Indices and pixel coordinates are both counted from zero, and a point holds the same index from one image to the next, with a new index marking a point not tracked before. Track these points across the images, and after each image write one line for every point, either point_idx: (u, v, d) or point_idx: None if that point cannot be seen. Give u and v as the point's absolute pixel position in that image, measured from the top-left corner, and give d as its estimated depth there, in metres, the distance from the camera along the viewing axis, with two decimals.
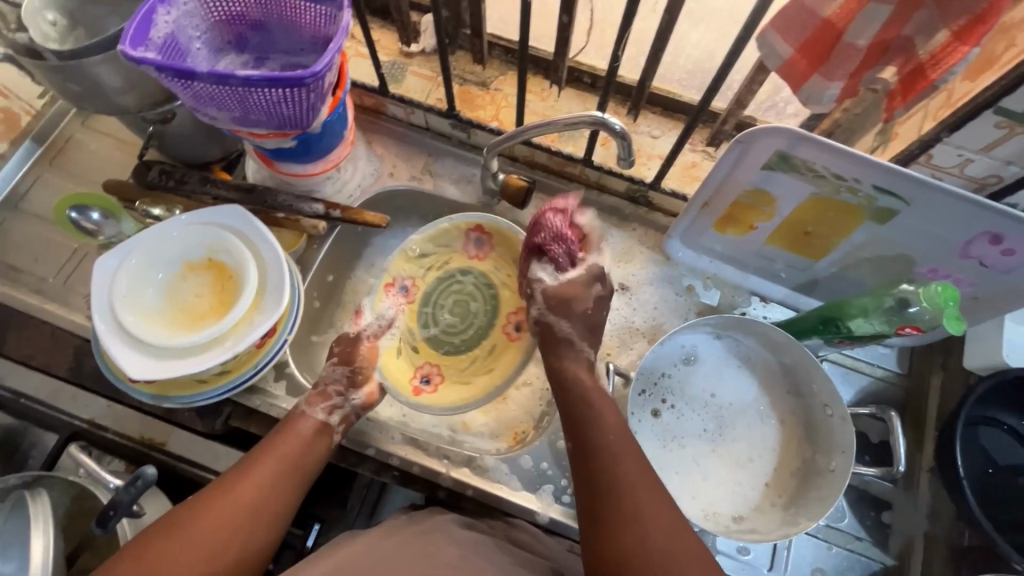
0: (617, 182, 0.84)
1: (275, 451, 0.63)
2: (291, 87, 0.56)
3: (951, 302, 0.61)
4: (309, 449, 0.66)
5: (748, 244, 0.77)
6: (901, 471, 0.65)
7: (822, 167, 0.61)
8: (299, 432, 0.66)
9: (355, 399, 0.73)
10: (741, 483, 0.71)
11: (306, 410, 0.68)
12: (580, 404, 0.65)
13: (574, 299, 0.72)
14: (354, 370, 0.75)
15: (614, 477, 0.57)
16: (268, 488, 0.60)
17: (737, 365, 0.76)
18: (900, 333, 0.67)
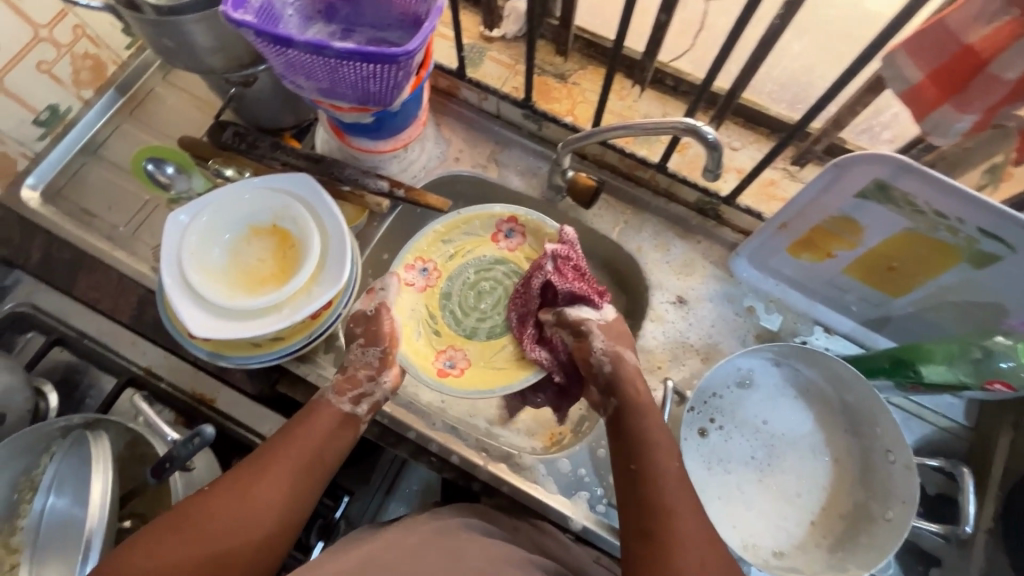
0: (688, 192, 0.81)
1: (295, 441, 0.62)
2: (382, 64, 0.55)
3: None
4: (335, 438, 0.64)
5: (822, 272, 0.74)
6: (967, 532, 0.63)
7: (923, 202, 0.58)
8: (323, 419, 0.64)
9: (385, 382, 0.70)
10: (785, 518, 0.68)
11: (331, 396, 0.67)
12: (640, 417, 0.64)
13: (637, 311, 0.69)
14: (384, 350, 0.72)
15: (644, 433, 0.62)
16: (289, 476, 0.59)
17: (795, 397, 0.73)
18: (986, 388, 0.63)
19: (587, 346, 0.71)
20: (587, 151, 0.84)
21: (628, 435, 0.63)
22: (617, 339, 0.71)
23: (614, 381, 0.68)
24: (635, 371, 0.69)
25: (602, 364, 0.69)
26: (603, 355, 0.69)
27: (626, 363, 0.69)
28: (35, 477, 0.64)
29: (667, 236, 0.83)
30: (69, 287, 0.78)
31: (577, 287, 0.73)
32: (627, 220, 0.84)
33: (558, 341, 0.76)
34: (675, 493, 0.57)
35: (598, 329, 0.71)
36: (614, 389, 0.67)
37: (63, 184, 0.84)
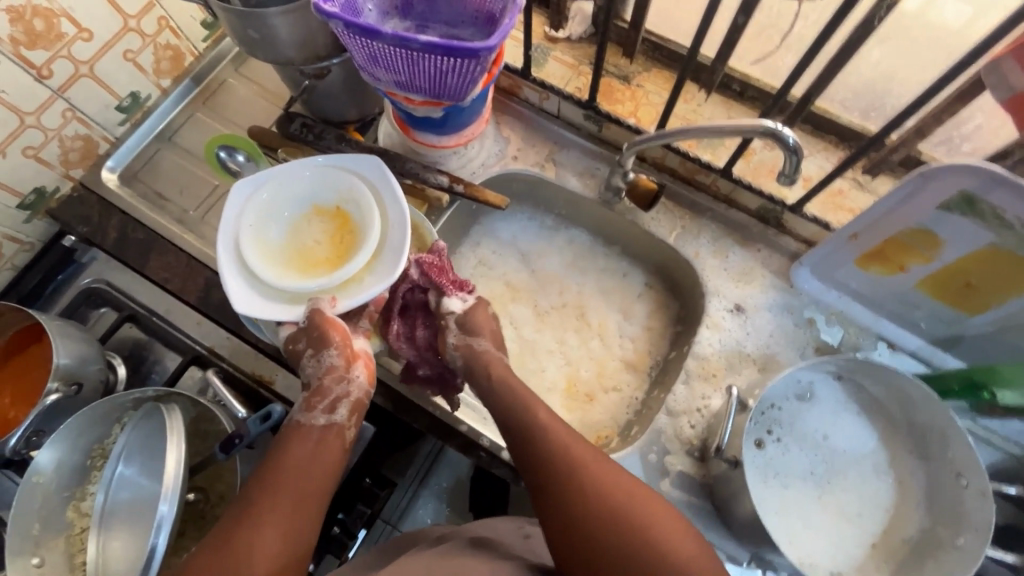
0: (750, 198, 0.80)
1: (282, 466, 0.58)
2: (463, 58, 0.56)
3: None
4: (321, 454, 0.60)
5: (890, 286, 0.71)
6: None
7: (1012, 216, 0.55)
8: (300, 439, 0.61)
9: (357, 378, 0.67)
10: (846, 539, 0.66)
11: (302, 416, 0.63)
12: (494, 382, 0.66)
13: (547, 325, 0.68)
14: (338, 350, 0.66)
15: (515, 393, 0.64)
16: (277, 508, 0.55)
17: (857, 414, 0.71)
18: None
19: (444, 339, 0.71)
20: (647, 154, 0.84)
21: (522, 425, 0.62)
22: (473, 330, 0.70)
23: (473, 369, 0.69)
24: (491, 353, 0.69)
25: (456, 359, 0.70)
26: (459, 350, 0.70)
27: (477, 351, 0.69)
28: (107, 445, 0.67)
29: (726, 242, 0.82)
30: (143, 266, 0.81)
31: (439, 282, 0.72)
32: (683, 224, 0.83)
33: (424, 331, 0.74)
34: (562, 434, 0.60)
35: (456, 323, 0.70)
36: (473, 378, 0.68)
37: (139, 168, 0.88)
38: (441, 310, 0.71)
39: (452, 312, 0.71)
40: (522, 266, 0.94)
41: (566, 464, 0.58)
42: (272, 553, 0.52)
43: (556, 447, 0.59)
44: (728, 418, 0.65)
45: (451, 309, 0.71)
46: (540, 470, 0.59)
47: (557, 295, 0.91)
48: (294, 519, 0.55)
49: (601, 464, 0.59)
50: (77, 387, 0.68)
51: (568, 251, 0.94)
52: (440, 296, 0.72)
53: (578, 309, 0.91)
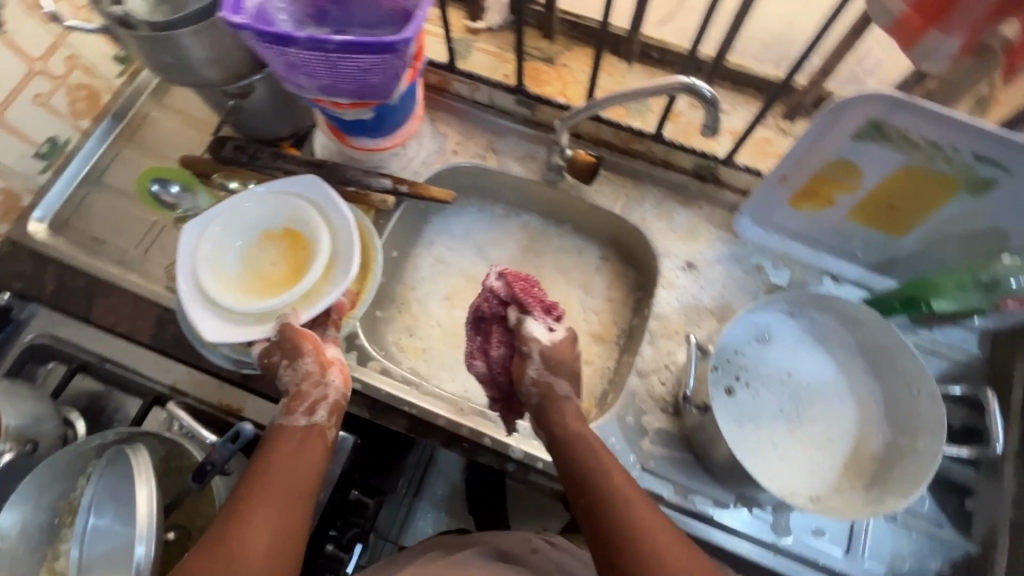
0: (685, 158, 0.83)
1: (266, 468, 0.57)
2: (382, 54, 0.57)
3: None
4: (304, 456, 0.59)
5: (823, 221, 0.75)
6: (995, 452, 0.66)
7: (917, 135, 0.59)
8: (283, 441, 0.60)
9: (334, 382, 0.65)
10: (820, 465, 0.69)
11: (284, 420, 0.62)
12: (551, 409, 0.67)
13: (565, 361, 0.68)
14: (314, 356, 0.66)
15: (552, 412, 0.67)
16: (267, 509, 0.54)
17: (813, 346, 0.74)
18: (1002, 309, 0.67)
19: (521, 368, 0.69)
20: (580, 129, 0.86)
21: (590, 474, 0.61)
22: (553, 367, 0.68)
23: (544, 411, 0.67)
24: (566, 401, 0.67)
25: (531, 396, 0.68)
26: (537, 385, 0.68)
27: (556, 396, 0.67)
28: (73, 499, 0.64)
29: (670, 204, 0.85)
30: (87, 312, 0.78)
31: (524, 301, 0.69)
32: (627, 194, 0.86)
33: (500, 349, 0.72)
34: (586, 455, 0.62)
35: (538, 356, 0.67)
36: (544, 422, 0.67)
37: (69, 215, 0.84)
38: (521, 331, 0.69)
39: (534, 337, 0.68)
40: (479, 257, 0.95)
41: (593, 486, 0.60)
42: (262, 556, 0.51)
43: (583, 468, 0.62)
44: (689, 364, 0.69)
45: (532, 332, 0.68)
46: (570, 482, 0.62)
47: None
48: (280, 521, 0.54)
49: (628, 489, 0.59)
50: (32, 446, 0.65)
51: (521, 236, 0.96)
52: (526, 315, 0.69)
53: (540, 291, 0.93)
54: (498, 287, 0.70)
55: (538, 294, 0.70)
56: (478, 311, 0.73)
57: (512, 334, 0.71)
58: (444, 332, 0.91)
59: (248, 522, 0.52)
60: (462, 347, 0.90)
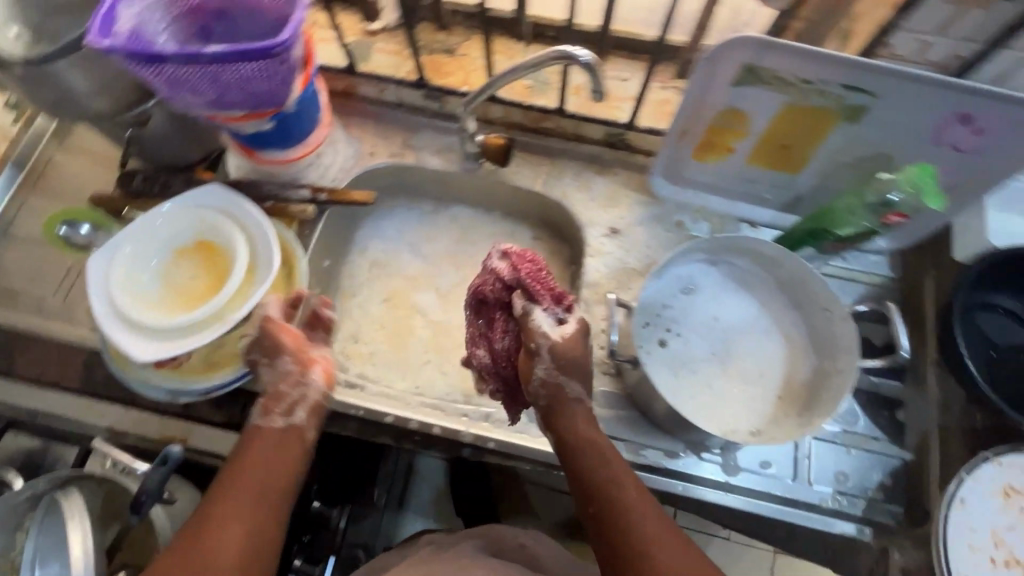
0: (594, 129, 0.86)
1: (243, 473, 0.58)
2: (261, 59, 0.57)
3: (928, 178, 0.64)
4: (281, 459, 0.60)
5: (729, 170, 0.78)
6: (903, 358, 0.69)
7: (788, 73, 0.63)
8: (261, 444, 0.61)
9: (314, 382, 0.66)
10: (756, 400, 0.72)
11: (262, 421, 0.63)
12: (558, 407, 0.66)
13: (577, 359, 0.66)
14: (295, 355, 0.67)
15: (563, 409, 0.66)
16: (247, 508, 0.55)
17: (736, 289, 0.78)
18: (885, 223, 0.70)
19: (529, 363, 0.66)
20: (485, 117, 0.88)
21: (602, 485, 0.61)
22: (564, 368, 0.65)
23: (550, 410, 0.67)
24: (575, 404, 0.67)
25: (539, 394, 0.66)
26: (546, 383, 0.66)
27: (566, 396, 0.66)
28: (15, 557, 0.62)
29: (587, 175, 0.87)
30: (10, 367, 0.75)
31: (533, 289, 0.65)
32: (546, 171, 0.88)
33: (506, 342, 0.68)
34: (596, 461, 0.63)
35: (548, 354, 0.65)
36: (550, 419, 0.67)
37: None
38: (529, 324, 0.65)
39: (541, 330, 0.65)
40: (414, 255, 0.96)
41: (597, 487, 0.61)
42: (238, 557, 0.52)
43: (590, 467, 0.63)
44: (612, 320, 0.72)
45: (540, 325, 0.65)
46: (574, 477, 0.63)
47: (454, 271, 0.95)
48: (261, 527, 0.55)
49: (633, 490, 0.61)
50: None
51: (453, 228, 0.97)
52: (536, 307, 0.66)
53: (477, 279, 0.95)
54: (506, 274, 0.65)
55: (548, 283, 0.66)
56: (478, 291, 0.68)
57: (518, 324, 0.67)
58: (389, 332, 0.92)
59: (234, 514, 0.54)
60: (408, 344, 0.91)
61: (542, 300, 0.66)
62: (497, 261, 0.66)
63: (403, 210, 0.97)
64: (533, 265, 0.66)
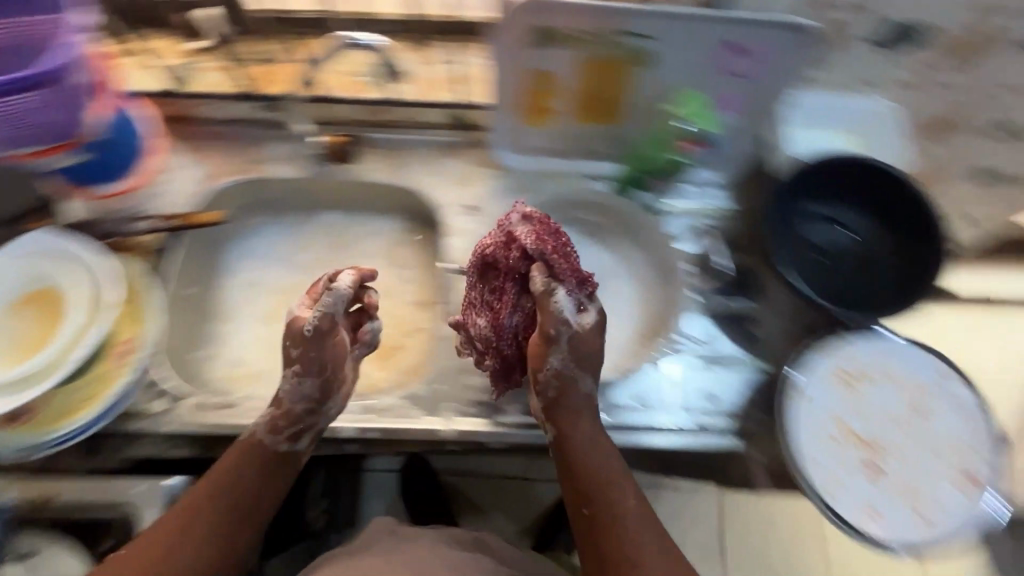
0: (435, 113, 0.88)
1: (227, 491, 0.63)
2: (39, 92, 0.67)
3: (692, 100, 0.74)
4: (266, 482, 0.66)
5: (560, 131, 0.82)
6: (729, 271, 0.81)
7: (574, 30, 0.67)
8: (251, 466, 0.65)
9: (330, 409, 0.70)
10: (612, 337, 0.79)
11: (267, 439, 0.66)
12: (562, 403, 0.66)
13: (590, 350, 0.66)
14: (326, 377, 0.68)
15: (572, 402, 0.66)
16: (214, 524, 0.62)
17: (584, 240, 0.83)
18: (688, 152, 0.79)
19: (543, 352, 0.66)
20: (317, 119, 0.88)
21: (606, 510, 0.61)
22: (580, 361, 0.66)
23: (557, 406, 0.66)
24: (582, 397, 0.66)
25: (548, 384, 0.66)
26: (559, 374, 0.65)
27: (575, 389, 0.66)
28: None
29: (437, 159, 0.89)
30: None
31: (555, 262, 0.66)
32: (397, 162, 0.89)
33: (515, 318, 0.69)
34: (597, 458, 0.64)
35: (567, 343, 0.64)
36: (553, 410, 0.66)
37: None
38: (550, 303, 0.64)
39: (562, 312, 0.64)
40: (288, 267, 0.96)
41: (596, 484, 0.62)
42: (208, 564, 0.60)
43: (589, 461, 0.63)
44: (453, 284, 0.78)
45: (562, 305, 0.64)
46: (571, 469, 0.64)
47: (329, 277, 0.95)
48: (232, 539, 0.62)
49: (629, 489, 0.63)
50: None
51: (324, 235, 0.97)
52: (558, 286, 0.65)
53: None
54: (528, 245, 0.66)
55: (569, 259, 0.67)
56: (495, 254, 0.70)
57: (534, 300, 0.67)
58: (270, 349, 0.90)
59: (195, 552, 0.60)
60: None
61: (565, 278, 0.66)
62: (519, 226, 0.68)
63: (270, 225, 0.97)
64: (556, 236, 0.69)
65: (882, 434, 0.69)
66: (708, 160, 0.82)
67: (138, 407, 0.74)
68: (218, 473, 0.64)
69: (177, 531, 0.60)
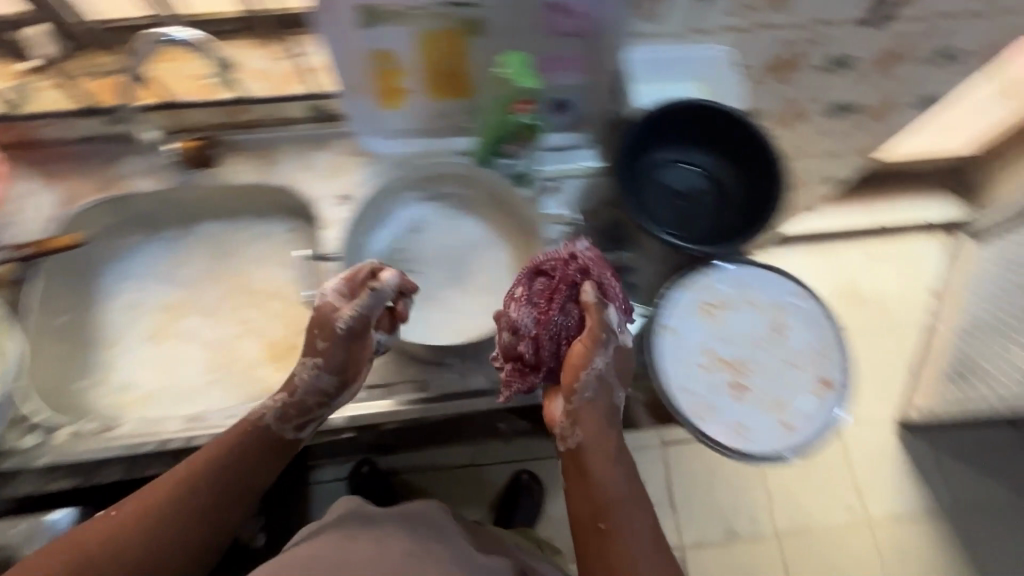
0: (294, 108, 0.87)
1: (222, 471, 0.65)
2: None
3: (508, 64, 0.74)
4: (261, 467, 0.68)
5: (418, 112, 0.83)
6: (575, 217, 0.85)
7: (396, 6, 0.68)
8: (251, 453, 0.67)
9: (340, 400, 0.72)
10: (491, 306, 0.79)
11: (276, 426, 0.68)
12: (585, 415, 0.68)
13: (626, 364, 0.70)
14: (340, 378, 0.70)
15: (592, 413, 0.68)
16: (203, 503, 0.63)
17: (457, 215, 0.83)
18: (529, 109, 0.76)
19: (588, 353, 0.67)
20: (166, 128, 0.87)
21: (616, 516, 0.63)
22: (617, 370, 0.70)
23: (581, 411, 0.68)
24: (607, 405, 0.69)
25: (587, 387, 0.68)
26: (599, 376, 0.68)
27: (608, 393, 0.69)
28: None
29: (305, 154, 0.89)
30: None
31: (609, 287, 0.68)
32: (266, 162, 0.88)
33: (564, 319, 0.68)
34: (606, 468, 0.66)
35: (614, 348, 0.68)
36: (581, 416, 0.68)
37: None
38: (603, 317, 0.67)
39: (610, 325, 0.67)
40: (169, 284, 0.93)
41: (603, 490, 0.64)
42: (188, 539, 0.62)
43: (598, 470, 0.65)
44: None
45: (609, 317, 0.68)
46: (585, 476, 0.65)
47: (216, 287, 0.93)
48: (215, 519, 0.64)
49: (635, 498, 0.64)
50: None
51: (204, 246, 0.94)
52: (605, 300, 0.68)
53: (241, 287, 0.93)
54: (587, 264, 0.69)
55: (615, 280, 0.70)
56: (546, 263, 0.70)
57: (580, 308, 0.69)
58: (161, 368, 0.88)
59: (185, 533, 0.62)
60: (184, 373, 0.88)
61: (612, 295, 0.69)
62: (586, 249, 0.70)
63: (144, 243, 0.93)
64: (601, 260, 0.71)
65: (748, 355, 0.75)
66: (565, 123, 0.88)
67: (7, 445, 0.72)
68: (216, 451, 0.66)
69: (163, 510, 0.61)
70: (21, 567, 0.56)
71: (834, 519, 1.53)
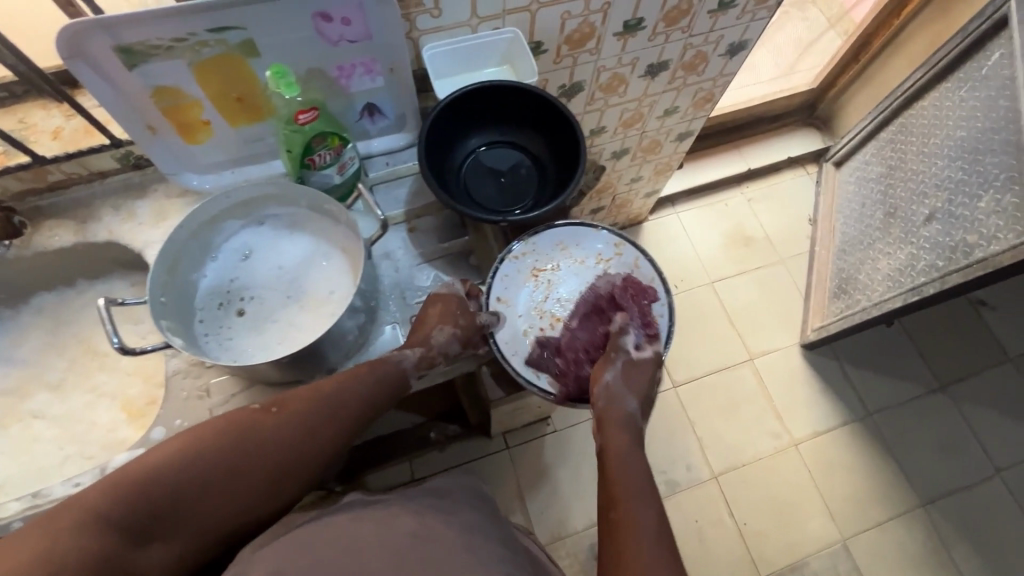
0: (100, 159, 0.84)
1: (308, 431, 0.69)
2: None
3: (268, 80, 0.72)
4: (342, 431, 0.71)
5: (228, 140, 0.84)
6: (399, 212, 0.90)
7: (155, 41, 0.68)
8: (326, 430, 0.70)
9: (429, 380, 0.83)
10: (329, 315, 0.78)
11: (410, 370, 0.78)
12: (609, 423, 0.75)
13: (639, 377, 0.79)
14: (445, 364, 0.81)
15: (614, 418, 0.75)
16: (292, 454, 0.68)
17: (288, 234, 0.83)
18: (309, 119, 0.77)
19: (603, 367, 0.79)
20: None
21: (626, 509, 0.66)
22: (625, 381, 0.79)
23: (602, 415, 0.76)
24: (627, 413, 0.77)
25: (601, 395, 0.78)
26: (609, 387, 0.78)
27: (621, 403, 0.77)
28: None
29: (125, 204, 0.87)
30: None
31: (631, 311, 0.83)
32: (83, 221, 0.86)
33: (587, 335, 0.84)
34: (628, 469, 0.70)
35: (621, 364, 0.79)
36: (603, 424, 0.76)
37: None
38: (616, 340, 0.81)
39: (620, 347, 0.81)
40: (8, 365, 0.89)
41: (621, 488, 0.68)
42: (273, 481, 0.67)
43: (618, 470, 0.70)
44: (110, 322, 0.64)
45: (622, 342, 0.81)
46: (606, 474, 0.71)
47: (60, 359, 0.90)
48: (296, 471, 0.68)
49: (643, 502, 0.66)
50: None
51: (44, 319, 0.92)
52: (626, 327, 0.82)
53: (90, 351, 0.90)
54: (615, 292, 0.85)
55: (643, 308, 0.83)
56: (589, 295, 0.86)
57: (598, 334, 0.84)
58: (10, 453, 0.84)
59: (270, 476, 0.66)
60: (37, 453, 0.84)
61: (633, 319, 0.83)
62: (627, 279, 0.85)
63: None
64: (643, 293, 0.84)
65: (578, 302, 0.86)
66: (386, 126, 0.93)
67: None
68: (318, 400, 0.70)
69: (262, 447, 0.66)
70: (173, 446, 0.62)
71: (760, 448, 1.60)
